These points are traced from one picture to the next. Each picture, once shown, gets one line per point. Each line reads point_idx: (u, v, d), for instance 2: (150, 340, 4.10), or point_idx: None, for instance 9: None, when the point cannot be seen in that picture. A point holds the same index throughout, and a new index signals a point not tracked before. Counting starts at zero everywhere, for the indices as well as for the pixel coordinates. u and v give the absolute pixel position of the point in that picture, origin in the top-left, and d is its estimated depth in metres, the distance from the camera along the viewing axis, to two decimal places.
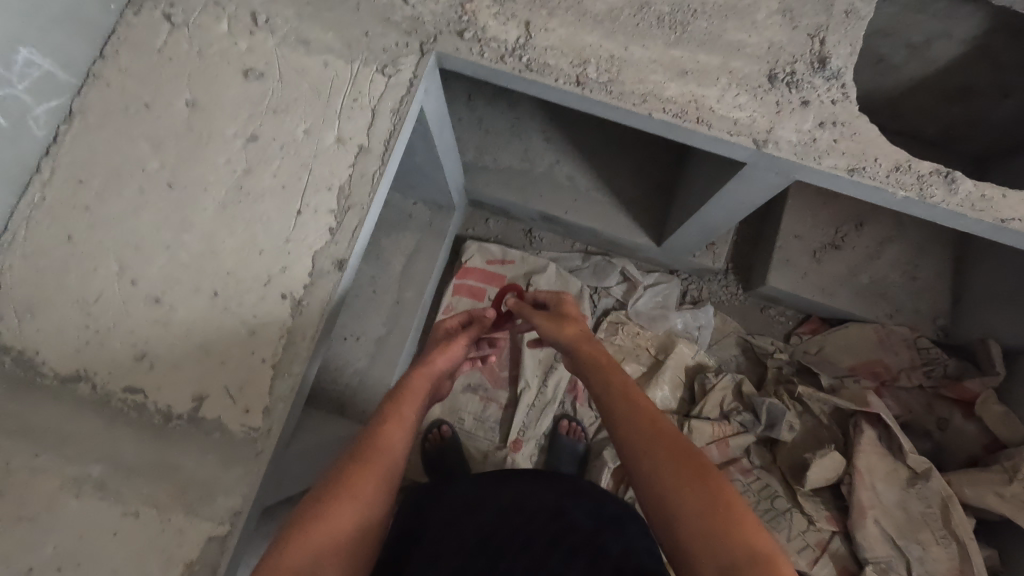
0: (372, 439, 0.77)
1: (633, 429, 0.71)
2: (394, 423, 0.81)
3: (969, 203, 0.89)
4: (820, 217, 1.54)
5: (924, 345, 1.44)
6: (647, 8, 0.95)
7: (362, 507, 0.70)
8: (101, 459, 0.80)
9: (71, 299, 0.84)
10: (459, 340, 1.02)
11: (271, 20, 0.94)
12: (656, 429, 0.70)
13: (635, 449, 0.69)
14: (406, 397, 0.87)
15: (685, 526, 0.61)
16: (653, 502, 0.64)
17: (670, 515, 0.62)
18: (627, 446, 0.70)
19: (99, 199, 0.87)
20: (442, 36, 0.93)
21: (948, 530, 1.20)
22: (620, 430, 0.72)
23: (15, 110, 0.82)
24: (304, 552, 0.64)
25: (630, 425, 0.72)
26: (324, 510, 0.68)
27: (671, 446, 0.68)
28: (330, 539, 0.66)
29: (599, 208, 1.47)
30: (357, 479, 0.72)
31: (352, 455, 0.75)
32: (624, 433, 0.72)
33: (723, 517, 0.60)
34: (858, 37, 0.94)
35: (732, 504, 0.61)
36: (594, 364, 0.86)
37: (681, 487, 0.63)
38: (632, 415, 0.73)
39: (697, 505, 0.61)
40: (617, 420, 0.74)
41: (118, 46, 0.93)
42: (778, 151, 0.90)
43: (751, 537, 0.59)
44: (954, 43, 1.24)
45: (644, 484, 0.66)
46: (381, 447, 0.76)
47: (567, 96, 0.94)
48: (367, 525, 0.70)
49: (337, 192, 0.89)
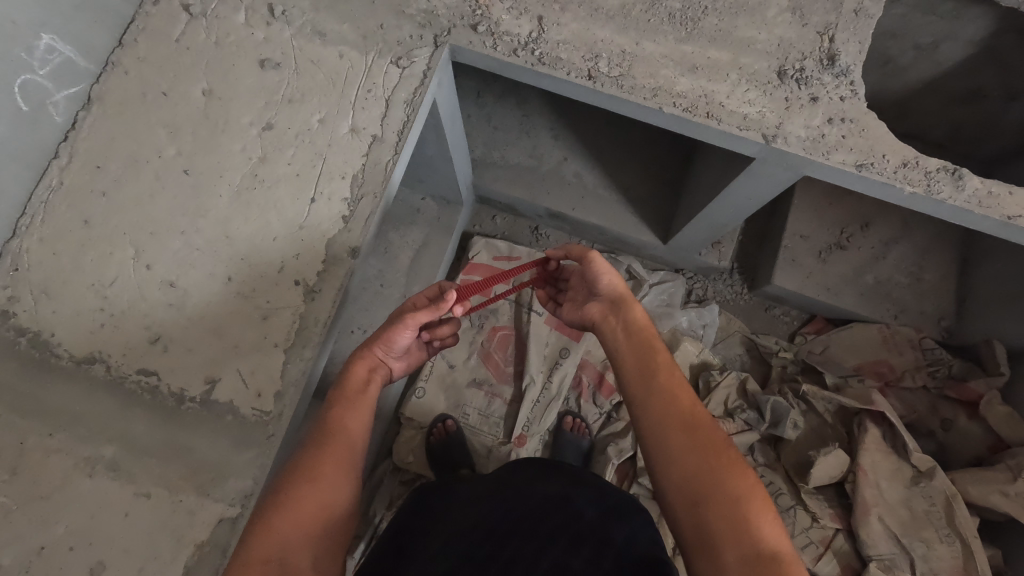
0: (328, 424, 0.75)
1: (665, 406, 0.70)
2: (353, 405, 0.78)
3: (976, 199, 0.90)
4: (826, 218, 1.54)
5: (929, 346, 1.45)
6: (659, 4, 0.96)
7: (325, 493, 0.69)
8: (113, 441, 0.81)
9: (86, 281, 0.85)
10: (406, 329, 0.83)
11: (288, 12, 0.95)
12: (689, 416, 0.69)
13: (665, 428, 0.68)
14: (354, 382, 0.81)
15: (711, 512, 0.62)
16: (678, 483, 0.65)
17: (696, 500, 0.63)
18: (655, 423, 0.69)
19: (116, 184, 0.89)
20: (456, 29, 0.94)
21: (951, 528, 1.20)
22: (648, 402, 0.71)
23: (36, 96, 0.84)
24: (272, 544, 0.64)
25: (660, 401, 0.70)
26: (284, 501, 0.67)
27: (701, 431, 0.68)
28: (293, 529, 0.65)
29: (606, 206, 1.48)
30: (317, 466, 0.70)
31: (310, 443, 0.73)
32: (652, 407, 0.70)
33: (748, 508, 0.62)
34: (866, 35, 0.95)
35: (756, 496, 0.63)
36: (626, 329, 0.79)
37: (710, 475, 0.64)
38: (667, 405, 0.70)
39: (725, 495, 0.63)
40: (646, 392, 0.71)
41: (137, 34, 0.94)
42: (786, 147, 0.91)
43: (771, 530, 0.61)
44: (961, 45, 1.25)
45: (670, 465, 0.66)
46: (338, 432, 0.74)
47: (578, 90, 0.95)
48: (332, 512, 0.68)
49: (351, 181, 0.90)
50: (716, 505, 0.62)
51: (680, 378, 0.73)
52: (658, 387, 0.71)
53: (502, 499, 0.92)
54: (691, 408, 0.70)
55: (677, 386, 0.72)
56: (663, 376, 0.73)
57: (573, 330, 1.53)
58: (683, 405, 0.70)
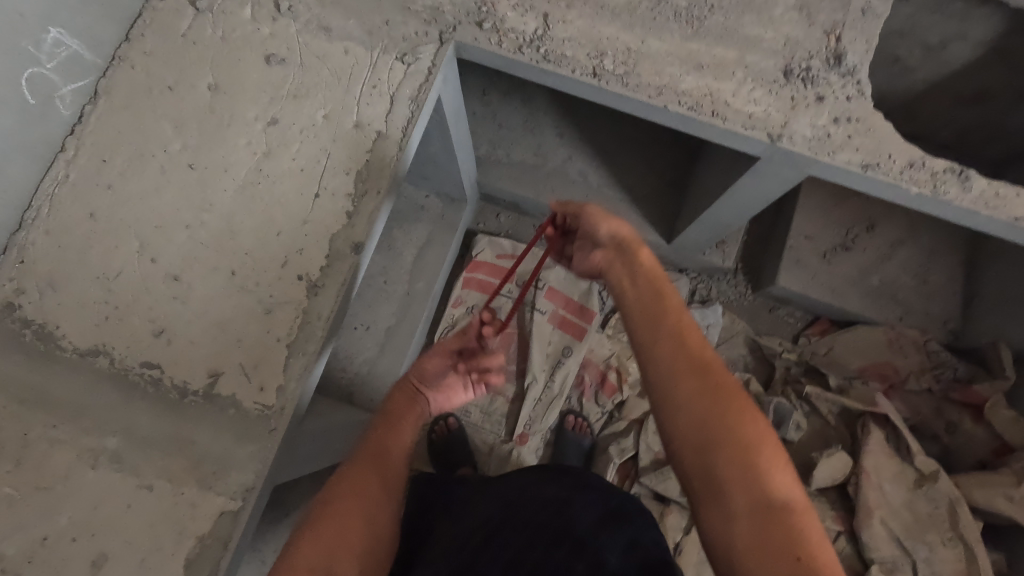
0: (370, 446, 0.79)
1: (676, 352, 0.66)
2: (393, 435, 0.83)
3: (983, 201, 0.90)
4: (831, 219, 1.53)
5: (935, 348, 1.44)
6: (665, 2, 0.96)
7: (368, 507, 0.71)
8: (117, 432, 0.81)
9: (92, 274, 0.85)
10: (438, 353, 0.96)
11: (294, 7, 0.95)
12: (699, 359, 0.66)
13: (676, 372, 0.65)
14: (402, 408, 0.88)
15: (721, 457, 0.60)
16: (686, 428, 0.62)
17: (705, 448, 0.61)
18: (665, 366, 0.66)
19: (122, 177, 0.89)
20: (461, 26, 0.94)
21: (955, 531, 1.19)
22: (658, 347, 0.67)
23: (43, 89, 0.84)
24: (319, 553, 0.64)
25: (672, 347, 0.67)
26: (331, 513, 0.69)
27: (713, 376, 0.64)
28: (338, 539, 0.66)
29: (610, 205, 1.48)
30: (359, 481, 0.73)
31: (353, 462, 0.76)
32: (662, 351, 0.67)
33: (759, 455, 0.60)
34: (874, 35, 0.95)
35: (768, 444, 0.61)
36: (635, 274, 0.75)
37: (721, 423, 0.61)
38: (677, 350, 0.67)
39: (736, 441, 0.60)
40: (656, 337, 0.68)
41: (144, 29, 0.94)
42: (791, 146, 0.91)
43: (782, 478, 0.59)
44: (970, 46, 1.24)
45: (679, 410, 0.63)
46: (379, 459, 0.78)
47: (583, 87, 0.95)
48: (375, 527, 0.70)
49: (355, 176, 0.90)
50: (726, 450, 0.60)
51: (690, 322, 0.70)
52: (669, 333, 0.68)
53: (502, 505, 0.91)
54: (702, 353, 0.67)
55: (688, 331, 0.68)
56: (674, 321, 0.69)
57: (575, 330, 1.53)
58: (693, 349, 0.67)
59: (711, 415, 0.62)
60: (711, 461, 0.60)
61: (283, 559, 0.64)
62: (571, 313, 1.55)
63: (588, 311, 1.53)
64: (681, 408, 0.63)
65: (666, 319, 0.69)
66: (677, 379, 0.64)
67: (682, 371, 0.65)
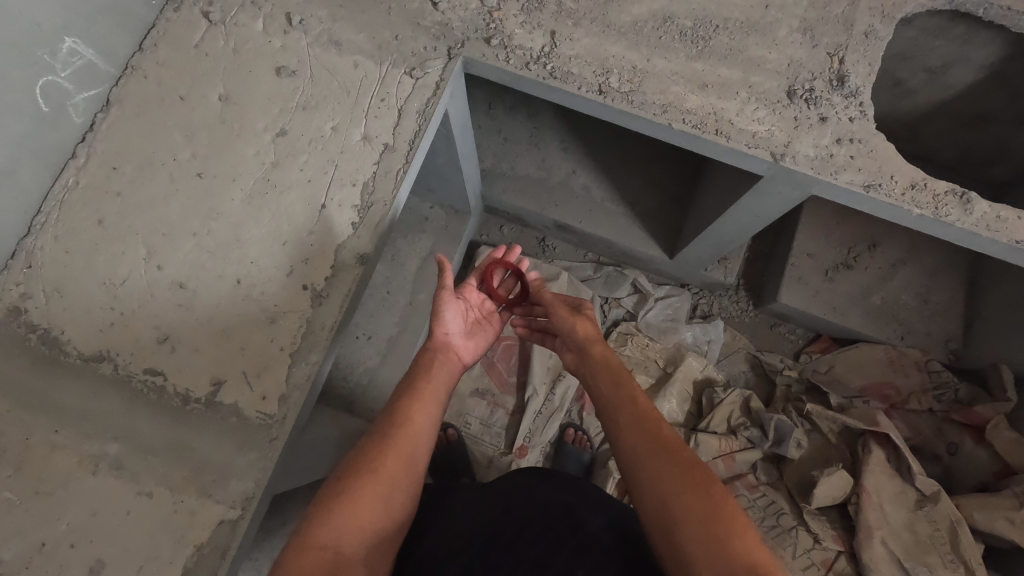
0: (397, 413, 0.76)
1: (634, 433, 0.72)
2: (422, 398, 0.78)
3: (985, 223, 0.90)
4: (833, 237, 1.54)
5: (936, 368, 1.45)
6: (671, 21, 0.98)
7: (383, 487, 0.69)
8: (118, 439, 0.81)
9: (98, 280, 0.86)
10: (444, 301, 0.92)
11: (305, 21, 0.97)
12: (656, 437, 0.71)
13: (637, 453, 0.70)
14: (431, 371, 0.83)
15: (682, 531, 0.62)
16: (652, 508, 0.66)
17: (670, 524, 0.63)
18: (628, 449, 0.71)
19: (131, 185, 0.90)
20: (470, 42, 0.96)
21: (955, 553, 1.19)
22: (620, 434, 0.73)
23: (56, 97, 0.86)
24: (329, 530, 0.64)
25: (631, 430, 0.72)
26: (347, 490, 0.67)
27: (671, 452, 0.68)
28: (350, 516, 0.66)
29: (614, 218, 1.49)
30: (377, 458, 0.70)
31: (377, 432, 0.74)
32: (623, 436, 0.72)
33: (720, 524, 0.62)
34: (876, 57, 0.96)
35: (730, 511, 0.63)
36: (600, 367, 0.83)
37: (681, 496, 0.64)
38: (635, 432, 0.72)
39: (695, 513, 0.63)
40: (617, 425, 0.74)
41: (157, 39, 0.96)
42: (794, 166, 0.92)
43: (747, 544, 0.60)
44: (972, 69, 1.25)
45: (645, 490, 0.67)
46: (403, 425, 0.74)
47: (589, 104, 0.96)
48: (387, 507, 0.68)
49: (361, 188, 0.91)
50: (686, 524, 0.62)
51: (647, 404, 0.75)
52: (629, 418, 0.74)
53: (501, 510, 0.91)
54: (660, 431, 0.71)
55: (645, 412, 0.74)
56: (632, 407, 0.75)
57: None
58: (649, 429, 0.72)
59: (669, 488, 0.65)
60: (675, 536, 0.63)
61: (295, 535, 0.64)
62: None
63: None
64: (643, 488, 0.67)
65: (624, 405, 0.76)
66: (636, 461, 0.69)
67: (640, 451, 0.70)
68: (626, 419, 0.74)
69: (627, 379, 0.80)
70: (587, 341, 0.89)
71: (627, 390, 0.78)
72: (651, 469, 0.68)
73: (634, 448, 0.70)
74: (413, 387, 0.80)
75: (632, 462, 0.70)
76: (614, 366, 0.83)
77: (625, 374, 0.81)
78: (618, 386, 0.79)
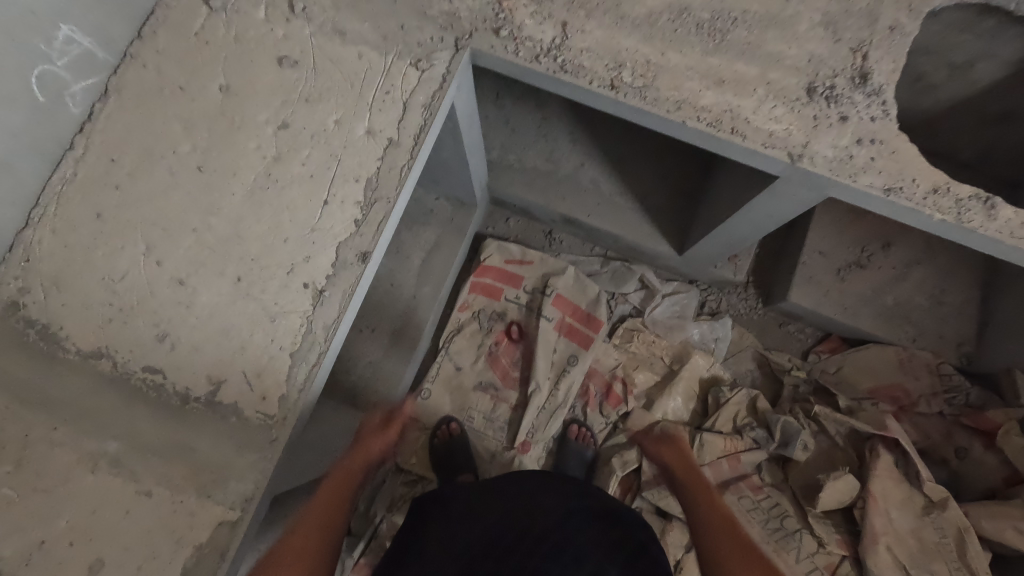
0: (322, 499, 1.01)
1: (714, 521, 1.01)
2: (339, 486, 1.05)
3: (1009, 229, 0.87)
4: (847, 235, 1.51)
5: (948, 371, 1.41)
6: (687, 13, 0.94)
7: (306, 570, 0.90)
8: (117, 437, 0.80)
9: (97, 276, 0.84)
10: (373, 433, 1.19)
11: (308, 9, 0.94)
12: (728, 521, 1.01)
13: (711, 534, 0.98)
14: (337, 483, 1.05)
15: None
16: (711, 563, 0.94)
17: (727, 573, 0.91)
18: (703, 527, 1.00)
19: (130, 178, 0.88)
20: (478, 33, 0.93)
21: (962, 561, 1.17)
22: (697, 511, 1.05)
23: (53, 87, 0.83)
24: None
25: (712, 518, 1.01)
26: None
27: (738, 534, 0.97)
28: None
29: (622, 213, 1.46)
30: (291, 553, 0.92)
31: (292, 529, 0.97)
32: (704, 518, 1.02)
33: None
34: (901, 54, 0.92)
35: None
36: (686, 478, 1.16)
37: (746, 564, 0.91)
38: (718, 524, 1.00)
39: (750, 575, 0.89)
40: (697, 508, 1.06)
41: (157, 27, 0.93)
42: (812, 167, 0.89)
43: None
44: (998, 65, 1.20)
45: (710, 547, 0.96)
46: (329, 512, 0.99)
47: (599, 99, 0.93)
48: None
49: (364, 184, 0.89)
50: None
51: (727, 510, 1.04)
52: (712, 511, 1.03)
53: (503, 514, 0.94)
54: (734, 522, 1.01)
55: (720, 505, 1.05)
56: (709, 496, 1.08)
57: (583, 338, 1.50)
58: (722, 515, 1.02)
59: (732, 557, 0.92)
60: None
61: None
62: (578, 321, 1.51)
63: (596, 319, 1.50)
64: (710, 560, 0.94)
65: (706, 493, 1.09)
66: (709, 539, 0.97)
67: (716, 528, 0.99)
68: (706, 508, 1.05)
69: (710, 488, 1.11)
70: (684, 464, 1.21)
71: (710, 492, 1.09)
72: (724, 543, 0.95)
73: (710, 527, 1.00)
74: (324, 496, 1.01)
75: (707, 543, 0.97)
76: (696, 475, 1.15)
77: (711, 489, 1.10)
78: (696, 482, 1.14)
